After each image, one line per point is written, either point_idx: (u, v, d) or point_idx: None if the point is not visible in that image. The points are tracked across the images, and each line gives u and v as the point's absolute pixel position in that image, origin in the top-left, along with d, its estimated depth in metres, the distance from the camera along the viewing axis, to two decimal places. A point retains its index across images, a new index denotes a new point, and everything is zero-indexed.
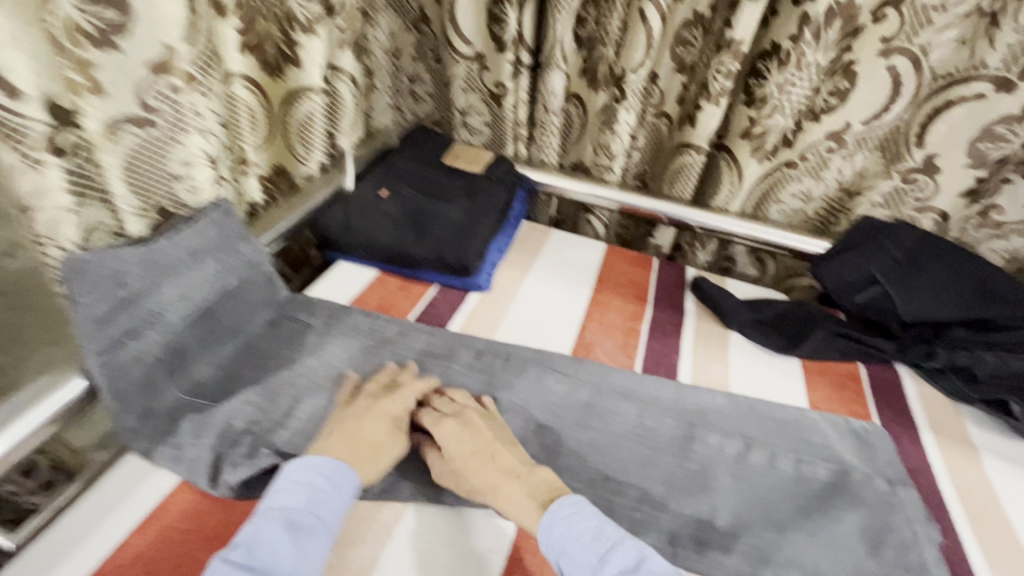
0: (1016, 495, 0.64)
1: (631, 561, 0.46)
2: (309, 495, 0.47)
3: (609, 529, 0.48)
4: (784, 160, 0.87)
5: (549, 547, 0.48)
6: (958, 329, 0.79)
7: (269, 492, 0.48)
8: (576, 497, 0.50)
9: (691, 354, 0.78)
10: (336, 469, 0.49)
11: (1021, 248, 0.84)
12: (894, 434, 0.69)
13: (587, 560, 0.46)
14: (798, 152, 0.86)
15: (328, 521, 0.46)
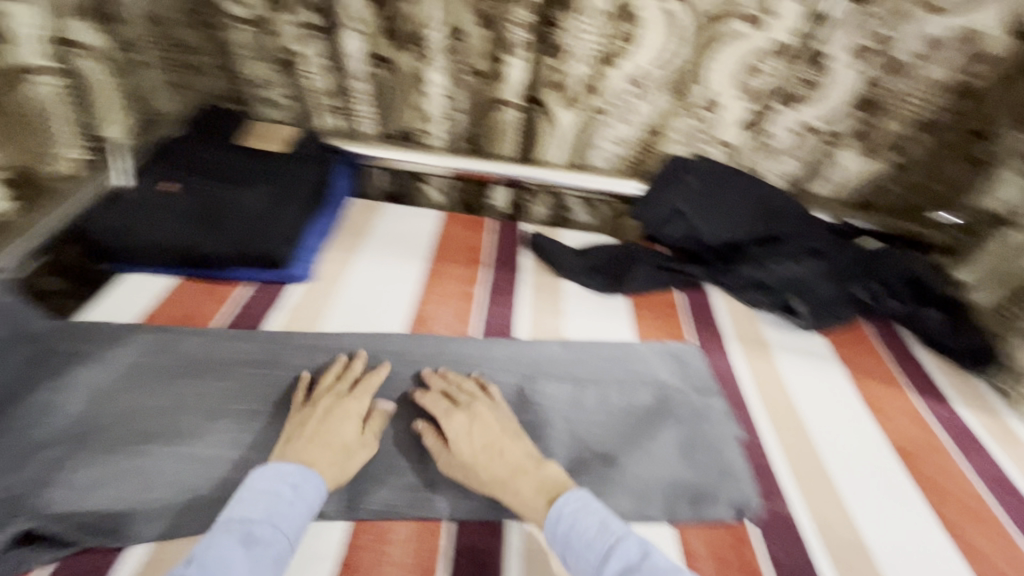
0: (801, 382, 0.75)
1: (635, 557, 0.46)
2: (273, 504, 0.47)
3: (615, 523, 0.49)
4: (595, 108, 0.91)
5: (555, 541, 0.49)
6: (750, 246, 0.90)
7: (235, 500, 0.48)
8: (588, 494, 0.51)
9: (529, 309, 0.79)
10: (303, 475, 0.50)
11: (793, 168, 0.96)
12: (707, 350, 0.77)
13: (589, 555, 0.46)
14: (605, 97, 0.89)
15: (287, 532, 0.46)
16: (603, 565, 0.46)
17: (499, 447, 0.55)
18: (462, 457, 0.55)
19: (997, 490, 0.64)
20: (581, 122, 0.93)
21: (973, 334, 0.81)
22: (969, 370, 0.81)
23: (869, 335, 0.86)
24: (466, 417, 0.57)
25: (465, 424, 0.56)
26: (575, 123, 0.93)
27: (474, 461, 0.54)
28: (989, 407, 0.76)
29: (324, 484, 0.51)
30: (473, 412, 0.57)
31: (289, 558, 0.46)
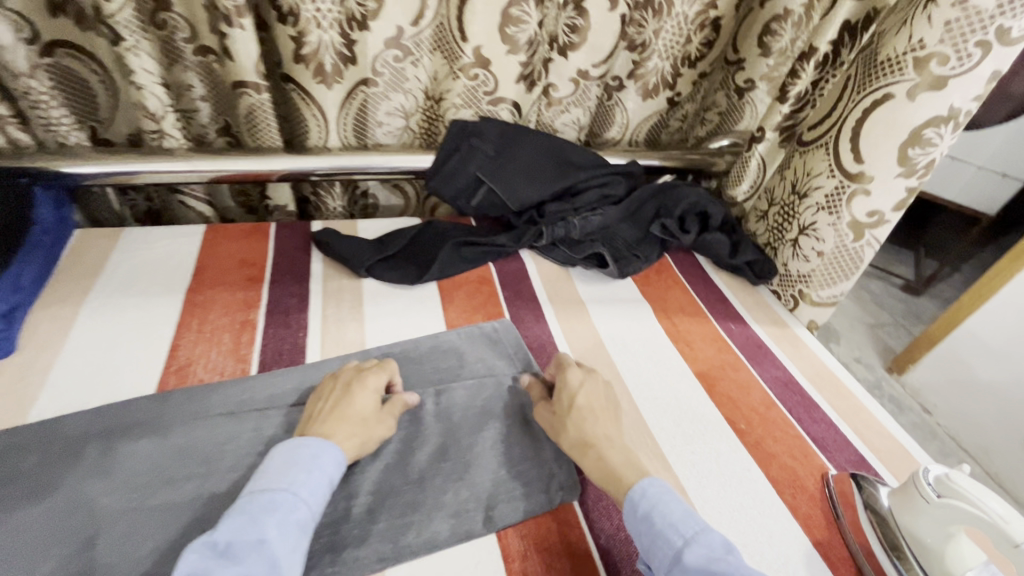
0: (613, 331, 0.76)
1: (717, 548, 0.45)
2: (289, 470, 0.48)
3: (697, 517, 0.48)
4: (358, 79, 0.82)
5: (635, 522, 0.49)
6: (552, 203, 0.87)
7: (262, 471, 0.48)
8: (674, 484, 0.52)
9: (321, 324, 0.69)
10: (320, 446, 0.50)
11: (580, 116, 0.97)
12: (521, 321, 0.75)
13: (670, 538, 0.46)
14: (369, 65, 0.81)
15: (309, 502, 0.47)
16: (683, 552, 0.45)
17: (601, 408, 0.59)
18: (559, 412, 0.59)
19: (782, 390, 0.72)
20: (347, 97, 0.83)
21: (750, 248, 0.89)
22: (752, 280, 0.89)
23: (672, 267, 0.90)
24: (580, 374, 0.62)
25: (580, 379, 0.61)
26: (342, 96, 0.83)
27: (583, 420, 0.57)
28: (770, 312, 0.85)
29: (344, 454, 0.52)
30: (590, 373, 0.63)
31: (310, 521, 0.47)
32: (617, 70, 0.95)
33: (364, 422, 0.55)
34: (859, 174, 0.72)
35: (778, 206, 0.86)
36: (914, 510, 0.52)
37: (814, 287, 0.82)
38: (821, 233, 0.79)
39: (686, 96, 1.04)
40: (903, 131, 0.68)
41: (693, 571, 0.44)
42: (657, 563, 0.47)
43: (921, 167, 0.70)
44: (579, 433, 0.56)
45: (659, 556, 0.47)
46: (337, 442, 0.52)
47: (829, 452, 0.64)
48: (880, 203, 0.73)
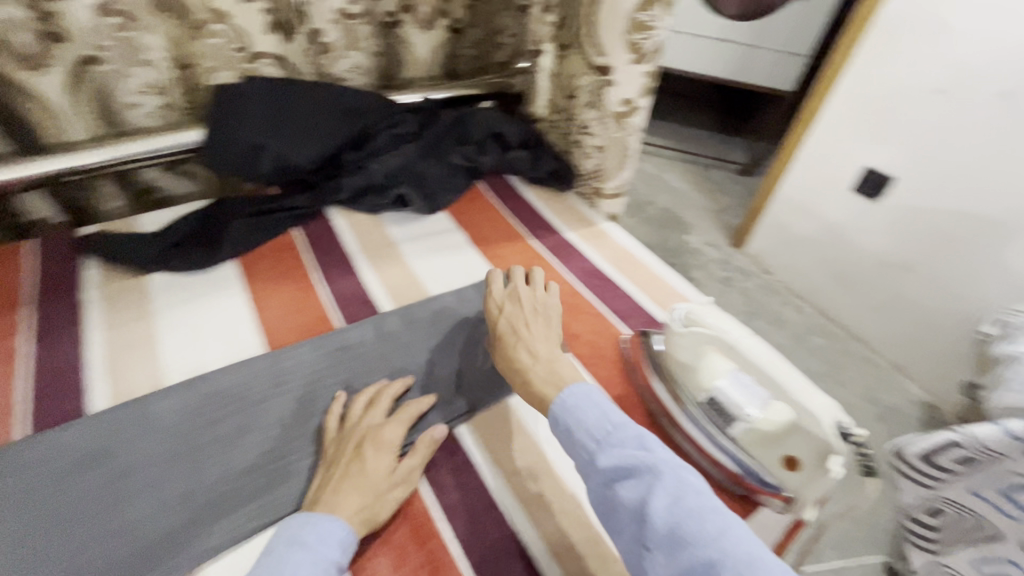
0: (425, 263, 0.78)
1: (629, 444, 0.44)
2: (289, 555, 0.42)
3: (615, 416, 0.47)
4: (77, 57, 0.72)
5: (560, 429, 0.48)
6: (348, 152, 0.86)
7: (265, 554, 0.44)
8: (594, 388, 0.49)
9: (103, 333, 0.63)
10: (329, 526, 0.45)
11: (360, 60, 0.95)
12: (329, 276, 0.74)
13: (585, 444, 0.45)
14: (85, 40, 0.71)
15: None
16: (597, 454, 0.44)
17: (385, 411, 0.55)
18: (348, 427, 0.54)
19: (587, 279, 0.78)
20: (69, 82, 0.73)
21: (550, 158, 0.94)
22: (558, 187, 0.95)
23: (483, 193, 0.94)
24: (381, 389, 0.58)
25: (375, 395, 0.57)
26: (65, 84, 0.73)
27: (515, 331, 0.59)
28: (576, 214, 0.91)
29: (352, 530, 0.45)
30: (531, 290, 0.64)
31: None
32: (388, 7, 0.92)
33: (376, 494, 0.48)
34: (605, 67, 0.79)
35: (561, 114, 0.93)
36: (676, 345, 0.60)
37: (606, 180, 0.90)
38: (593, 129, 0.86)
39: (467, 22, 1.05)
40: (624, 18, 0.73)
41: (606, 472, 0.43)
42: (578, 467, 0.46)
43: (649, 51, 0.75)
44: (503, 356, 0.58)
45: (577, 461, 0.46)
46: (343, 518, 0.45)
47: (627, 319, 0.72)
48: (628, 91, 0.79)
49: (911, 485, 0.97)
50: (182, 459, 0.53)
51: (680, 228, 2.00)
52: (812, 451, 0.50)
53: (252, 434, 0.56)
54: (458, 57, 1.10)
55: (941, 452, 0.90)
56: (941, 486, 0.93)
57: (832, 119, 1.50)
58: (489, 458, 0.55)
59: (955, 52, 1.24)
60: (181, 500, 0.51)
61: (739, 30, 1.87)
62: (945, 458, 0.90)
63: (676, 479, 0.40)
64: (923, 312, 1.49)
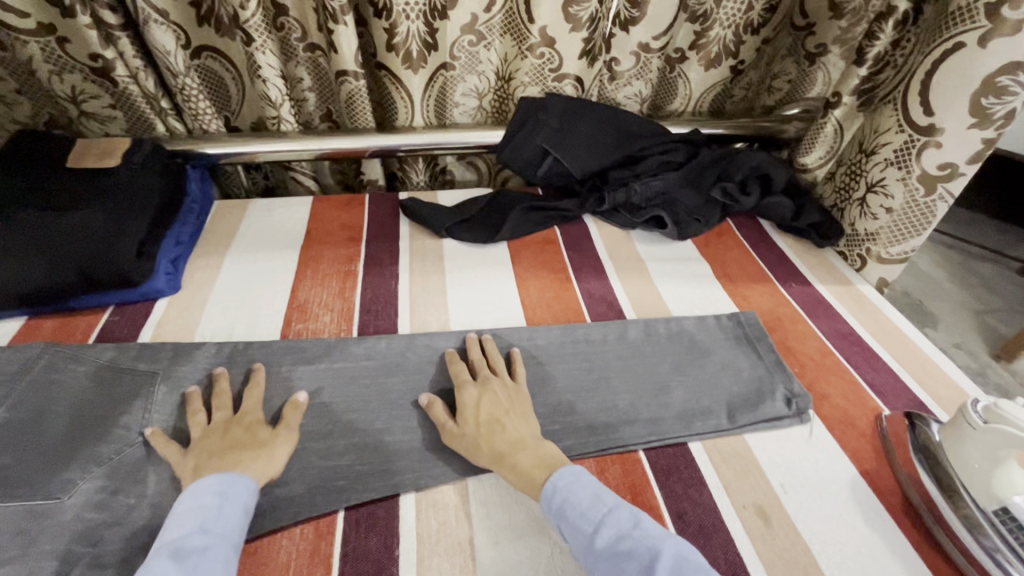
0: (669, 284, 0.81)
1: (624, 525, 0.46)
2: (199, 517, 0.47)
3: (608, 499, 0.49)
4: (439, 63, 0.93)
5: (554, 514, 0.49)
6: (614, 169, 0.94)
7: (164, 531, 0.47)
8: (584, 471, 0.52)
9: (410, 276, 0.80)
10: (224, 483, 0.50)
11: (641, 89, 1.04)
12: (581, 275, 0.82)
13: (583, 527, 0.47)
14: (449, 49, 0.91)
15: (227, 530, 0.47)
16: (595, 537, 0.46)
17: (505, 415, 0.57)
18: (466, 433, 0.56)
19: (840, 341, 0.73)
20: (428, 80, 0.95)
21: (816, 211, 0.89)
22: (818, 243, 0.89)
23: (732, 231, 0.94)
24: (476, 392, 0.60)
25: (476, 397, 0.59)
26: (425, 81, 0.94)
27: (492, 431, 0.55)
28: (832, 271, 0.86)
29: (256, 480, 0.52)
30: (487, 389, 0.60)
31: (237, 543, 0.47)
32: (680, 43, 1.00)
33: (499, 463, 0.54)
34: (930, 128, 0.72)
35: (845, 167, 0.88)
36: (960, 438, 0.54)
37: (883, 244, 0.83)
38: (890, 189, 0.79)
39: (749, 64, 1.06)
40: (973, 80, 0.68)
41: (608, 555, 0.44)
42: (576, 553, 0.47)
43: (999, 117, 0.69)
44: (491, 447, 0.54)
45: (575, 546, 0.47)
46: (249, 476, 0.52)
47: (886, 397, 0.65)
48: (955, 155, 0.72)
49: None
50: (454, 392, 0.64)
51: (921, 318, 1.70)
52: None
53: None
54: (729, 96, 1.12)
55: None
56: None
57: None
58: (721, 483, 0.55)
59: None
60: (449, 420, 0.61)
61: None
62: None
63: (675, 554, 0.43)
64: None
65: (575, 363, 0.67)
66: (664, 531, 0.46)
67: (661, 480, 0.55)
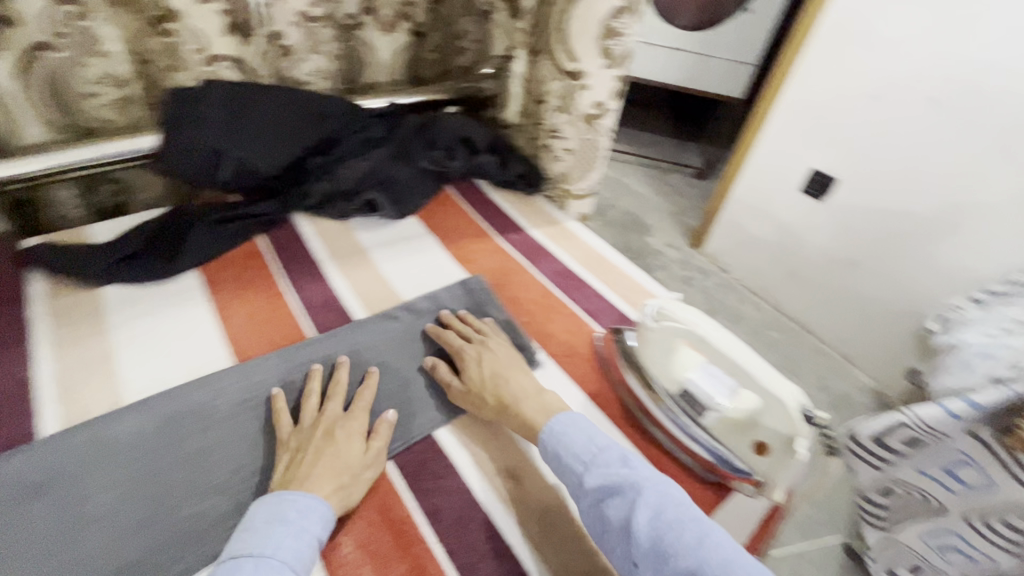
0: (396, 268, 0.77)
1: (612, 464, 0.49)
2: (273, 529, 0.44)
3: (601, 438, 0.52)
4: (29, 44, 0.69)
5: (551, 455, 0.52)
6: (314, 157, 0.85)
7: (242, 531, 0.45)
8: (578, 413, 0.54)
9: (53, 351, 0.59)
10: (307, 500, 0.46)
11: (321, 63, 0.95)
12: (296, 285, 0.72)
13: (573, 468, 0.50)
14: (32, 28, 0.68)
15: (291, 563, 0.42)
16: (585, 477, 0.49)
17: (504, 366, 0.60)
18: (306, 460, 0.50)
19: (560, 281, 0.80)
20: (19, 66, 0.70)
21: (518, 161, 0.95)
22: (528, 191, 0.96)
23: (454, 197, 0.94)
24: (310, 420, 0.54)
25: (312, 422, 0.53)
26: (10, 74, 0.70)
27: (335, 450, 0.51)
28: (543, 214, 0.93)
29: (331, 506, 0.47)
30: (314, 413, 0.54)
31: None
32: (348, 10, 0.92)
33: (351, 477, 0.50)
34: (577, 72, 0.80)
35: (528, 117, 0.94)
36: (646, 338, 0.62)
37: (573, 181, 0.92)
38: (564, 131, 0.87)
39: (428, 27, 1.05)
40: (594, 24, 0.76)
41: (594, 493, 0.47)
42: (569, 491, 0.50)
43: (620, 56, 0.79)
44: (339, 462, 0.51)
45: (568, 483, 0.50)
46: (321, 495, 0.47)
47: (600, 318, 0.74)
48: (599, 94, 0.82)
49: (866, 467, 1.09)
50: (133, 496, 0.49)
51: (641, 231, 2.24)
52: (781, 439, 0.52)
53: (223, 452, 0.53)
54: (421, 59, 1.09)
55: (890, 433, 1.01)
56: (892, 467, 1.05)
57: (779, 128, 1.77)
58: (471, 462, 0.56)
59: (885, 60, 1.48)
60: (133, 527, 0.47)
61: (692, 38, 2.14)
62: (893, 438, 1.01)
63: (655, 493, 0.45)
64: (866, 301, 1.73)
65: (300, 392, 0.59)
66: (649, 468, 0.48)
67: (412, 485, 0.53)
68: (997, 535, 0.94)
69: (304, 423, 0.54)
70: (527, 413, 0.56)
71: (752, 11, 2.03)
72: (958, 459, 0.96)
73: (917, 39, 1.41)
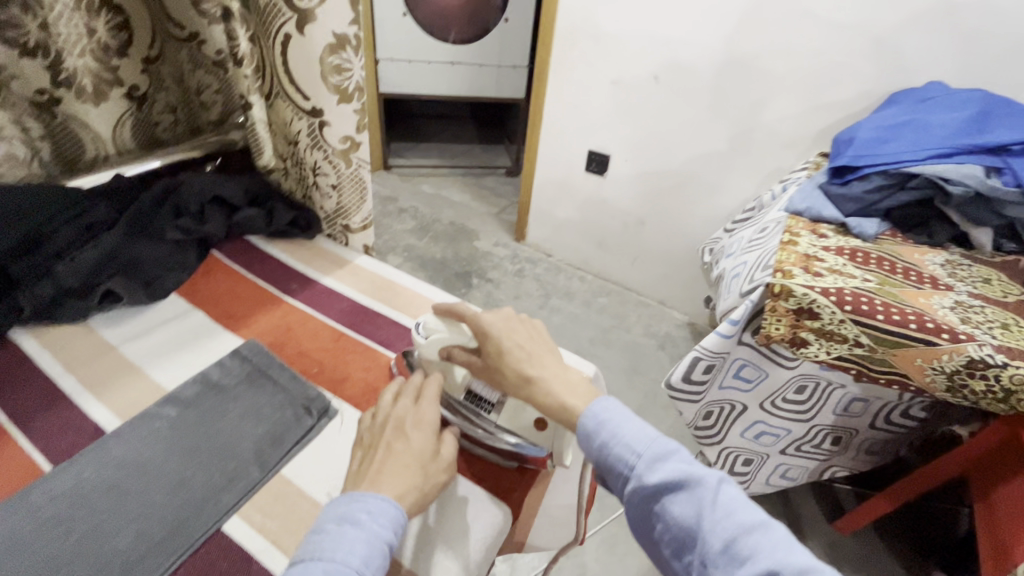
0: (158, 358, 0.69)
1: (668, 459, 0.53)
2: (342, 530, 0.47)
3: (649, 430, 0.55)
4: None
5: (598, 450, 0.55)
6: (20, 259, 0.72)
7: (312, 534, 0.48)
8: (623, 406, 0.57)
9: None
10: (374, 507, 0.49)
11: (13, 149, 0.83)
12: (22, 416, 0.61)
13: (628, 459, 0.54)
14: None
15: (359, 568, 0.44)
16: (642, 471, 0.53)
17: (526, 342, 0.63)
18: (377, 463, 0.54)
19: (347, 318, 0.79)
20: None
21: (286, 209, 0.92)
22: (306, 236, 0.92)
23: (223, 261, 0.87)
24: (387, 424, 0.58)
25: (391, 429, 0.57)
26: None
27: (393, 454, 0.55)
28: (326, 256, 0.91)
29: (401, 511, 0.50)
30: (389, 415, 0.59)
31: None
32: (35, 85, 0.81)
33: (416, 477, 0.54)
34: (315, 110, 0.80)
35: (291, 161, 0.91)
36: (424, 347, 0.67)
37: (352, 216, 0.92)
38: (324, 169, 0.86)
39: (147, 88, 0.97)
40: (314, 61, 0.75)
41: (655, 487, 0.52)
42: (619, 483, 0.54)
43: (352, 90, 0.79)
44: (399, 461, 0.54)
45: (614, 473, 0.54)
46: (394, 500, 0.50)
47: (395, 346, 0.75)
48: (346, 128, 0.82)
49: (688, 404, 1.22)
50: None
51: (470, 237, 2.34)
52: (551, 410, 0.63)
53: None
54: (154, 123, 1.02)
55: (692, 369, 1.15)
56: (706, 394, 1.21)
57: (552, 122, 1.99)
58: (267, 543, 0.53)
59: (613, 49, 1.72)
60: None
61: (464, 52, 2.28)
62: (697, 372, 1.15)
63: (719, 494, 0.51)
64: (662, 252, 2.02)
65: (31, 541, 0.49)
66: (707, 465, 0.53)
67: None
68: (781, 410, 1.17)
69: (375, 420, 0.59)
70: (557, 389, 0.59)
71: (509, 22, 2.24)
72: (739, 364, 1.15)
73: (630, 29, 1.66)
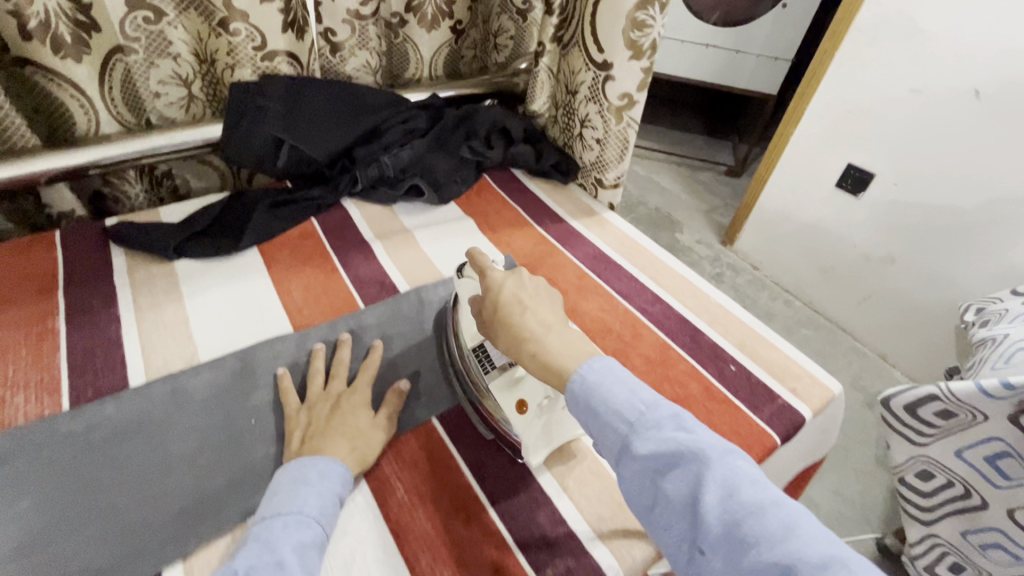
0: (439, 249, 0.83)
1: (666, 429, 0.45)
2: (297, 489, 0.48)
3: (646, 397, 0.48)
4: (110, 46, 0.78)
5: (592, 414, 0.48)
6: (360, 146, 0.89)
7: (269, 495, 0.49)
8: (618, 367, 0.50)
9: (134, 314, 0.66)
10: (319, 467, 0.50)
11: (368, 59, 1.01)
12: (348, 262, 0.78)
13: (616, 426, 0.46)
14: (116, 31, 0.77)
15: (318, 520, 0.47)
16: (633, 442, 0.45)
17: (528, 294, 0.58)
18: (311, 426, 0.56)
19: (592, 263, 0.83)
20: (102, 67, 0.79)
21: (552, 152, 0.99)
22: (563, 180, 1.00)
23: (490, 184, 0.98)
24: (334, 394, 0.59)
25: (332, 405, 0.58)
26: (95, 71, 0.79)
27: (334, 420, 0.56)
28: (579, 203, 0.96)
29: (345, 467, 0.52)
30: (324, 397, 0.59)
31: (324, 536, 0.47)
32: (393, 8, 0.99)
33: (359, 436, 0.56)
34: (604, 63, 0.83)
35: (562, 109, 0.97)
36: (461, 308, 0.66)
37: (607, 171, 0.95)
38: (594, 122, 0.90)
39: (467, 23, 1.09)
40: (622, 17, 0.79)
41: (647, 462, 0.44)
42: (611, 456, 0.47)
43: (647, 48, 0.81)
44: (340, 425, 0.56)
45: (611, 448, 0.46)
46: (338, 460, 0.52)
47: (632, 299, 0.77)
48: (626, 85, 0.84)
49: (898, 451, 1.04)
50: (208, 447, 0.54)
51: (673, 227, 2.27)
52: (541, 396, 0.59)
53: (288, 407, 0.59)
54: (460, 56, 1.14)
55: (921, 406, 0.94)
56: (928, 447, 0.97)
57: (809, 125, 1.77)
58: None
59: (928, 53, 1.45)
60: (212, 468, 0.53)
61: (723, 36, 2.13)
62: (926, 410, 0.93)
63: (721, 466, 0.41)
64: (905, 300, 1.71)
65: (316, 401, 0.58)
66: (711, 435, 0.44)
67: (456, 443, 0.60)
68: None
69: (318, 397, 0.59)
70: (550, 350, 0.52)
71: (785, 8, 2.03)
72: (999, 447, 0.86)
73: (962, 35, 1.38)
